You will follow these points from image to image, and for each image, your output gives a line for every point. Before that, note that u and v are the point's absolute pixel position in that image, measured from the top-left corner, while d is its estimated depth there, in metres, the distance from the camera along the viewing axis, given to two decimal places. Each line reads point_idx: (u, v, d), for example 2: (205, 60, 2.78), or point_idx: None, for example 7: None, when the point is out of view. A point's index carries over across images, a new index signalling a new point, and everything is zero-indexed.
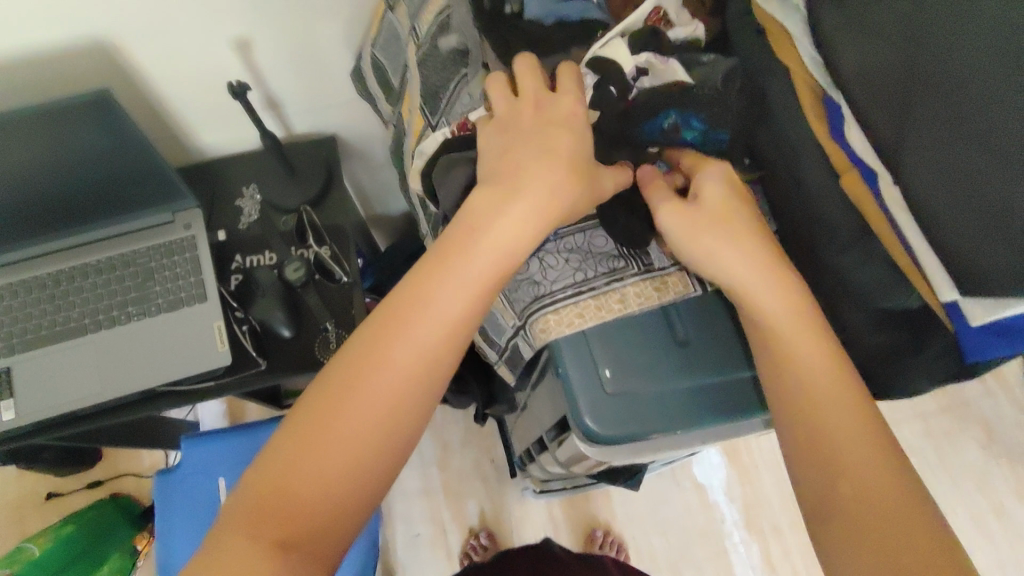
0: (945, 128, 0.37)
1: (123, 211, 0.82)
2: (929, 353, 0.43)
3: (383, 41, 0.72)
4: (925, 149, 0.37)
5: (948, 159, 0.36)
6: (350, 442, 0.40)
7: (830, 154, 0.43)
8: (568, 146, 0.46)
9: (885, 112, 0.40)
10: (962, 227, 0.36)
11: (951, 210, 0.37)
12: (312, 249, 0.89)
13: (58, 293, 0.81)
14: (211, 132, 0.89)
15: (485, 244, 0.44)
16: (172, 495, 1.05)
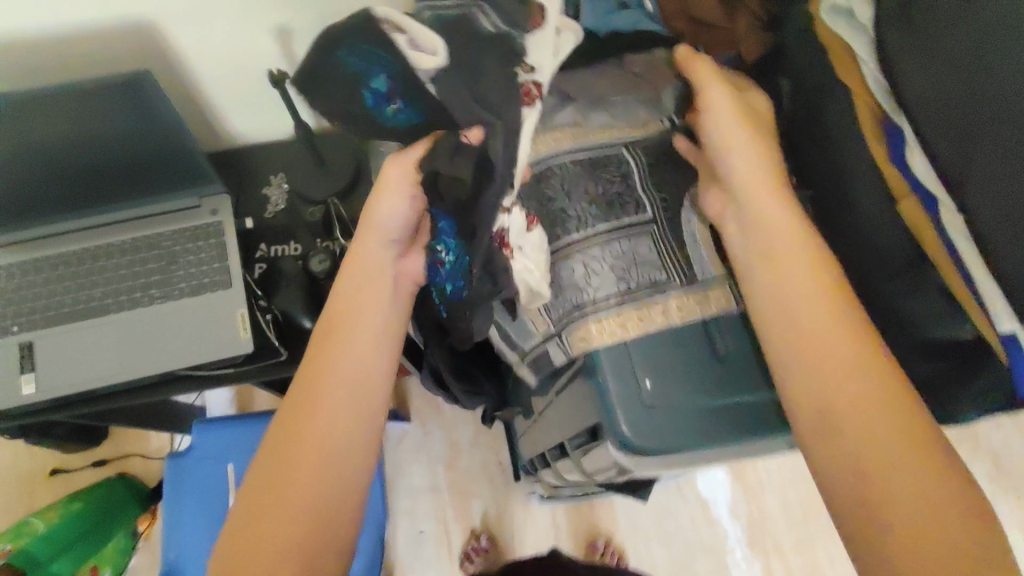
0: (1003, 142, 0.36)
1: (152, 192, 0.82)
2: (978, 383, 0.44)
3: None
4: (994, 179, 0.36)
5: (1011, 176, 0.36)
6: (306, 473, 0.48)
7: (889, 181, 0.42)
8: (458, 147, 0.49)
9: (939, 118, 0.38)
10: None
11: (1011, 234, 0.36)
12: (339, 242, 0.89)
13: (83, 271, 0.81)
14: (243, 119, 0.89)
15: (365, 325, 0.54)
16: (181, 479, 1.05)
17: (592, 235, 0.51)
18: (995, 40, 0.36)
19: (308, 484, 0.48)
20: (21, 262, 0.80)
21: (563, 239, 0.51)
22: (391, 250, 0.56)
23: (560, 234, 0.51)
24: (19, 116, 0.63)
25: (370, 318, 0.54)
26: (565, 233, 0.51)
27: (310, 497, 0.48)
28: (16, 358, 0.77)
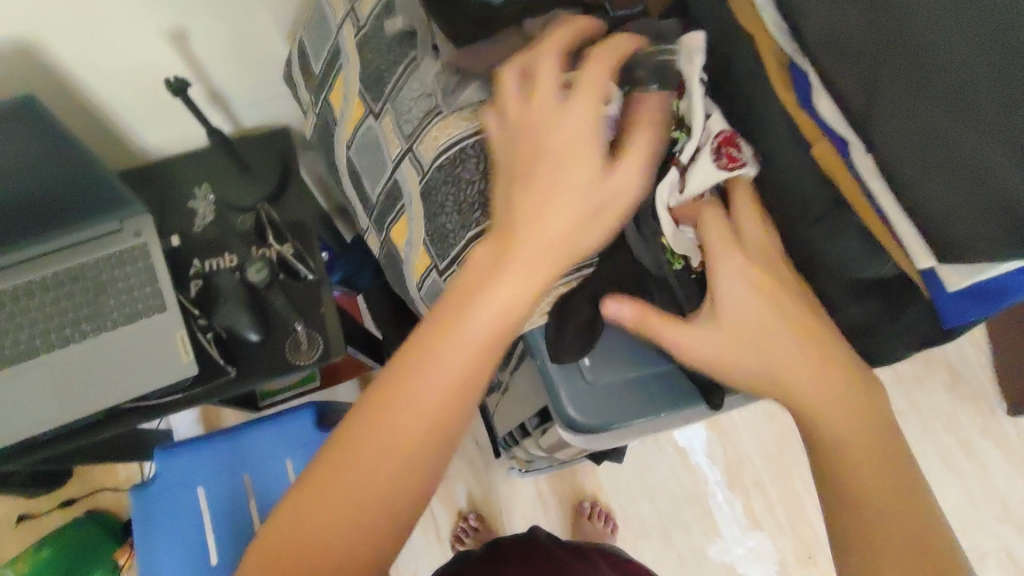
0: (897, 85, 0.35)
1: (64, 221, 0.77)
2: (910, 307, 0.43)
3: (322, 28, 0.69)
4: (899, 115, 0.36)
5: (910, 117, 0.35)
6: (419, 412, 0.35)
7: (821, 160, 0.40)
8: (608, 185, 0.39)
9: (833, 69, 0.39)
10: (944, 203, 0.35)
11: (925, 177, 0.35)
12: (273, 248, 0.85)
13: (4, 314, 0.76)
14: (154, 132, 0.84)
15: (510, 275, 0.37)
16: (152, 507, 1.03)
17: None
18: None
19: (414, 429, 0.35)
20: None
21: (481, 221, 0.49)
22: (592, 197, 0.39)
23: (479, 218, 0.49)
24: None
25: (518, 265, 0.37)
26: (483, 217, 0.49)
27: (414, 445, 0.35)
28: None
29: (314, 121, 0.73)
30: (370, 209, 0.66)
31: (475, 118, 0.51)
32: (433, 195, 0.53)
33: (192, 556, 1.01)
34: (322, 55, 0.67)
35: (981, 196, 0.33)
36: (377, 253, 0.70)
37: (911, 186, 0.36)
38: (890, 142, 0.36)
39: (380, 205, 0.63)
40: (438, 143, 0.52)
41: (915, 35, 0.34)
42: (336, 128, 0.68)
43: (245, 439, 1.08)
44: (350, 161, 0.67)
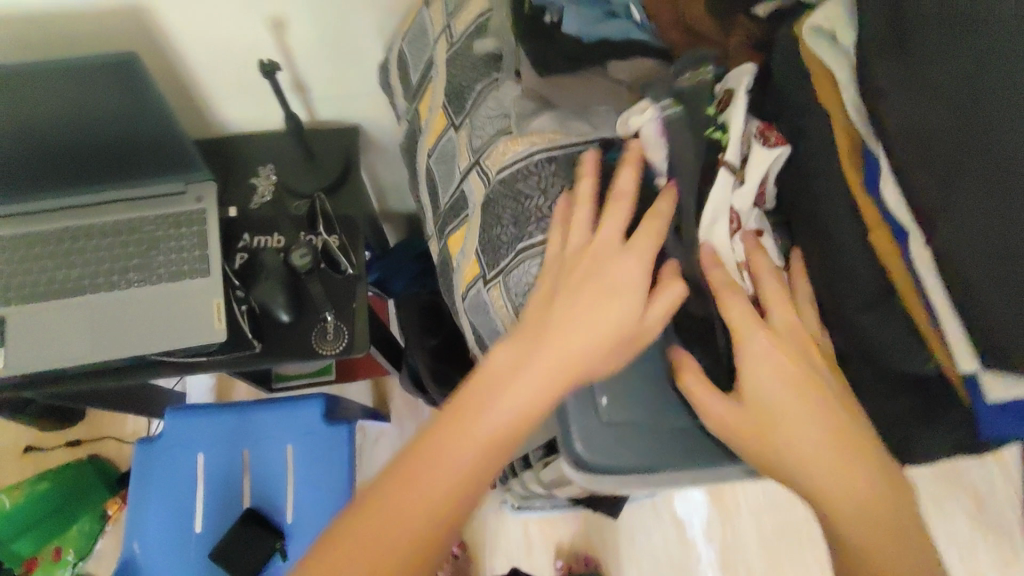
0: (971, 188, 0.34)
1: (137, 174, 0.81)
2: (941, 414, 0.42)
3: (412, 39, 0.72)
4: (970, 218, 0.34)
5: (986, 224, 0.34)
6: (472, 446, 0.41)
7: (874, 245, 0.40)
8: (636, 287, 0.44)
9: (908, 159, 0.37)
10: (1006, 317, 0.34)
11: (989, 287, 0.34)
12: (321, 237, 0.88)
13: (62, 250, 0.81)
14: (235, 108, 0.88)
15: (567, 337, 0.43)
16: (150, 464, 1.05)
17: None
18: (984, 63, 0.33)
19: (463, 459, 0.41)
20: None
21: (535, 237, 0.51)
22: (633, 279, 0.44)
23: (532, 232, 0.51)
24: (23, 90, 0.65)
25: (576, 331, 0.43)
26: (536, 231, 0.51)
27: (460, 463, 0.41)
28: None
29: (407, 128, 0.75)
30: (432, 213, 0.68)
31: (543, 141, 0.51)
32: (492, 206, 0.54)
33: (179, 521, 1.03)
34: (417, 63, 0.70)
35: None
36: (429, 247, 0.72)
37: (972, 292, 0.35)
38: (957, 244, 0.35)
39: (443, 208, 0.64)
40: (504, 159, 0.53)
41: (999, 138, 0.32)
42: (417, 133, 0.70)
43: (253, 417, 1.09)
44: (425, 168, 0.69)
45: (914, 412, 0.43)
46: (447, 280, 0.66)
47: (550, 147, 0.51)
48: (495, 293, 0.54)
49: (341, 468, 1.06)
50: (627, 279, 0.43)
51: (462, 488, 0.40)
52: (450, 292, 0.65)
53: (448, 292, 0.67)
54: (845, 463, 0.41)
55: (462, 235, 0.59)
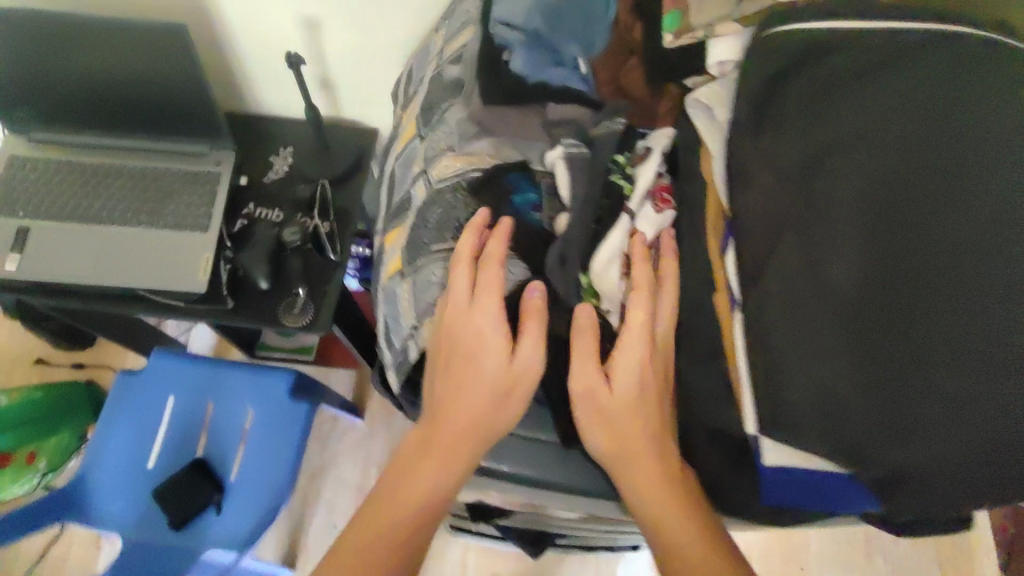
0: (806, 280, 0.42)
1: (166, 132, 0.91)
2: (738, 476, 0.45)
3: (419, 56, 0.79)
4: (793, 304, 0.42)
5: (804, 311, 0.41)
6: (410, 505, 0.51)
7: (718, 307, 0.47)
8: (494, 336, 0.48)
9: (762, 241, 0.45)
10: (808, 393, 0.41)
11: (797, 364, 0.41)
12: (315, 221, 0.96)
13: (92, 182, 0.92)
14: (270, 93, 0.99)
15: (459, 395, 0.49)
16: (125, 395, 1.14)
17: None
18: (822, 190, 0.42)
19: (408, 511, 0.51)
20: (44, 160, 0.92)
21: (447, 243, 0.56)
22: (500, 329, 0.49)
23: (446, 238, 0.56)
24: (87, 37, 0.77)
25: (469, 393, 0.49)
26: (451, 238, 0.55)
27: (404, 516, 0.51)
28: (12, 236, 0.89)
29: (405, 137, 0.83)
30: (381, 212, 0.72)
31: (477, 164, 0.57)
32: (423, 211, 0.58)
33: (135, 452, 1.10)
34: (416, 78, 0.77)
35: (821, 397, 0.40)
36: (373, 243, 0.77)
37: (784, 363, 0.42)
38: (779, 321, 0.42)
39: (389, 208, 0.69)
40: (444, 172, 0.57)
41: (821, 247, 0.42)
42: (396, 142, 0.77)
43: (224, 374, 1.16)
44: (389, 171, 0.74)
45: (722, 470, 0.46)
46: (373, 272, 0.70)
47: (480, 169, 0.57)
48: (406, 286, 0.58)
49: (289, 438, 1.11)
50: (493, 332, 0.48)
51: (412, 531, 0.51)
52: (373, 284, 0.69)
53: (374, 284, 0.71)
54: (678, 490, 0.45)
55: (397, 233, 0.64)
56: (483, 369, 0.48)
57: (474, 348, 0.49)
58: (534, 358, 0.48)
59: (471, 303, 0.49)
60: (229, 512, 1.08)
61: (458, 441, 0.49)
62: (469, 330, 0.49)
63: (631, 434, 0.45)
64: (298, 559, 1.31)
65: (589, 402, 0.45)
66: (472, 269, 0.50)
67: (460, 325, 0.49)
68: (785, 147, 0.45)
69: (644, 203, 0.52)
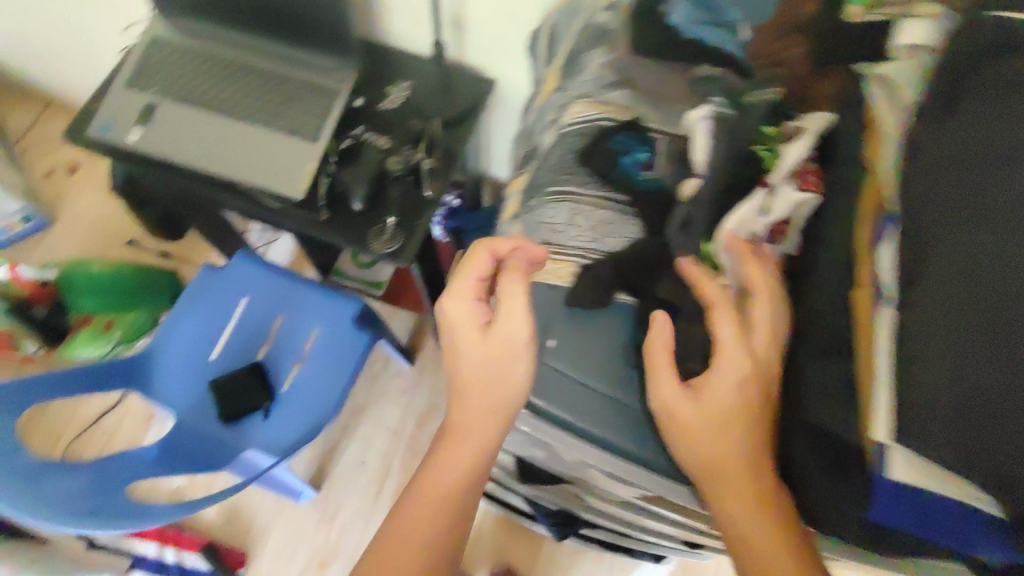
0: (975, 268, 0.34)
1: (296, 40, 0.92)
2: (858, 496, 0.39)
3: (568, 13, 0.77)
4: (946, 291, 0.35)
5: (963, 301, 0.34)
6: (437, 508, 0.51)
7: (855, 302, 0.41)
8: (476, 333, 0.50)
9: (919, 222, 0.38)
10: (948, 395, 0.33)
11: (942, 361, 0.34)
12: (419, 155, 0.96)
13: (222, 76, 0.95)
14: (402, 24, 0.99)
15: (462, 385, 0.51)
16: (204, 287, 1.18)
17: (589, 192, 0.52)
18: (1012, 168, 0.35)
19: (433, 514, 0.51)
20: (184, 46, 0.95)
21: (564, 186, 0.53)
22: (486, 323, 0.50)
23: (564, 180, 0.53)
24: None
25: (466, 379, 0.50)
26: (570, 181, 0.53)
27: (428, 520, 0.51)
28: (140, 109, 0.93)
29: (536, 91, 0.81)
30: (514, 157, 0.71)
31: (607, 113, 0.55)
32: (547, 154, 0.56)
33: (200, 343, 1.14)
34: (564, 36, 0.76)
35: (974, 400, 0.33)
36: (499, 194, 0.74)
37: (927, 360, 0.35)
38: (926, 314, 0.36)
39: (520, 153, 0.67)
40: (575, 116, 0.56)
41: (982, 246, 0.34)
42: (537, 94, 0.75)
43: (299, 291, 1.19)
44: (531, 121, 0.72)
45: (825, 470, 0.41)
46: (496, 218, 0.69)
47: (612, 118, 0.54)
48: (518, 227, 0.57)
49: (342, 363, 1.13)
50: (473, 329, 0.50)
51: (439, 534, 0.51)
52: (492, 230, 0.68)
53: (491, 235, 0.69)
54: (768, 512, 0.42)
55: (520, 176, 0.62)
56: (476, 356, 0.50)
57: (466, 344, 0.50)
58: (520, 329, 0.47)
59: (462, 305, 0.51)
60: (273, 420, 1.10)
61: (472, 429, 0.50)
62: (461, 324, 0.51)
63: (717, 449, 0.43)
64: (324, 485, 1.33)
65: (674, 418, 0.43)
66: (473, 273, 0.51)
67: (450, 322, 0.51)
68: (960, 119, 0.38)
69: (787, 176, 0.47)
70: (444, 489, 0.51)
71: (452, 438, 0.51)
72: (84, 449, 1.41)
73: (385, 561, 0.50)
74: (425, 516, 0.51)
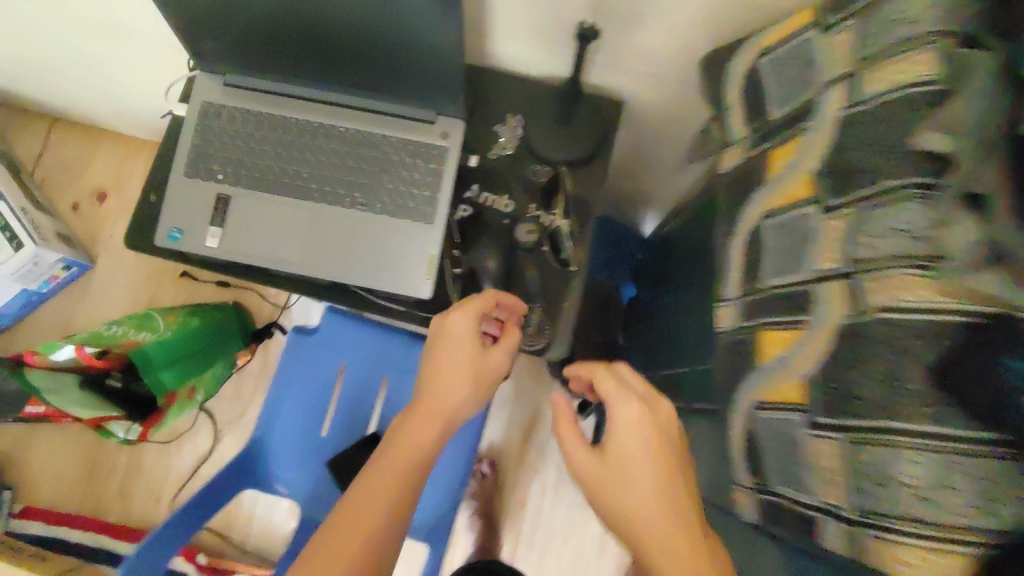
0: None
1: (394, 94, 0.72)
2: None
3: (785, 60, 0.55)
4: None
5: None
6: (388, 493, 0.58)
7: None
8: (467, 351, 0.66)
9: None
10: None
11: None
12: (553, 216, 0.77)
13: (297, 145, 0.75)
14: (507, 48, 0.75)
15: (443, 391, 0.64)
16: (298, 356, 1.05)
17: (961, 440, 0.39)
18: None
19: (382, 501, 0.57)
20: (244, 109, 0.75)
21: (911, 424, 0.40)
22: (472, 350, 0.66)
23: (895, 410, 0.41)
24: None
25: (453, 383, 0.64)
26: (915, 417, 0.40)
27: (381, 503, 0.57)
28: (212, 206, 0.76)
29: (738, 161, 0.61)
30: (752, 291, 0.57)
31: (957, 300, 0.40)
32: (860, 348, 0.43)
33: (307, 418, 1.04)
34: (784, 105, 0.55)
35: None
36: (726, 327, 0.61)
37: None
38: None
39: (775, 301, 0.53)
40: (899, 296, 0.41)
41: None
42: (756, 191, 0.57)
43: (397, 346, 1.06)
44: (764, 236, 0.56)
45: None
46: (742, 382, 0.55)
47: (968, 311, 0.40)
48: (830, 447, 0.44)
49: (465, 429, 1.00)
50: (463, 352, 0.66)
51: (386, 519, 0.57)
52: (741, 398, 0.55)
53: (736, 399, 0.56)
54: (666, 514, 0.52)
55: (792, 350, 0.49)
56: (461, 373, 0.65)
57: (449, 354, 0.66)
58: (500, 363, 0.68)
59: (462, 334, 0.66)
60: (406, 492, 1.01)
61: (433, 423, 0.63)
62: (453, 342, 0.66)
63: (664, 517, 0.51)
64: None
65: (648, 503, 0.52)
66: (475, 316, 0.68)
67: (446, 337, 0.66)
68: None
69: None
70: (393, 474, 0.59)
71: (413, 436, 0.61)
72: None
73: (342, 531, 0.55)
74: (381, 503, 0.57)
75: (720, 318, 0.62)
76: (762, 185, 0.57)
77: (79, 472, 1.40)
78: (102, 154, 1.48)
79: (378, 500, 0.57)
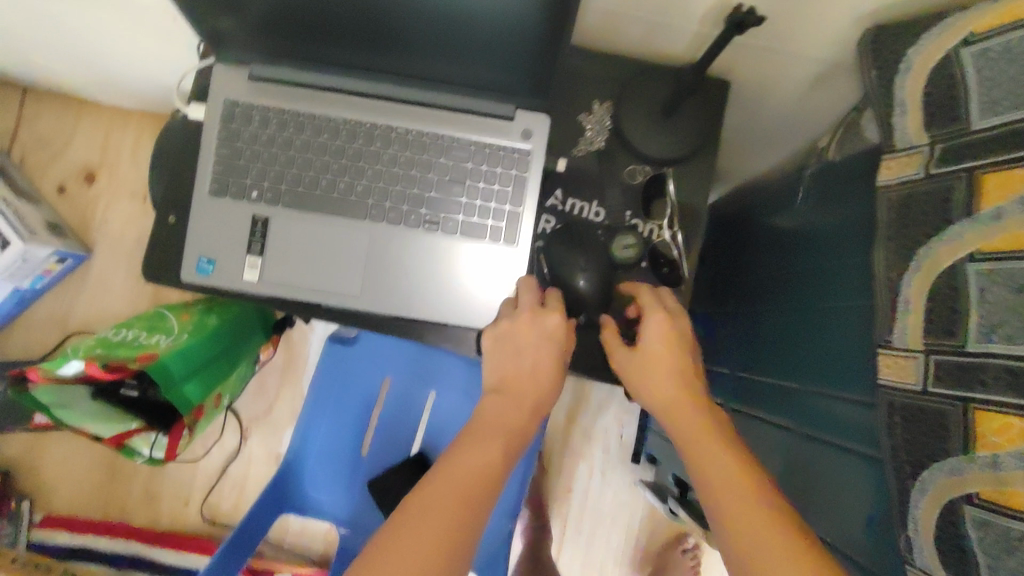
0: None
1: (458, 86, 0.58)
2: None
3: (1011, 57, 0.44)
4: None
5: None
6: (469, 476, 0.51)
7: None
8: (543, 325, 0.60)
9: None
10: None
11: None
12: (655, 226, 0.66)
13: (350, 152, 0.63)
14: (601, 20, 0.61)
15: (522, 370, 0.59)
16: (336, 371, 0.94)
17: None
18: None
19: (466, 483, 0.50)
20: (285, 111, 0.62)
21: None
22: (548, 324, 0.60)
23: None
24: None
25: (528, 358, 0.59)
26: None
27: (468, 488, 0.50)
28: (247, 231, 0.64)
29: (914, 168, 0.49)
30: (948, 353, 0.45)
31: None
32: None
33: (346, 438, 0.95)
34: (992, 116, 0.44)
35: None
36: (896, 386, 0.48)
37: None
38: None
39: (998, 378, 0.42)
40: None
41: None
42: (955, 223, 0.45)
43: (439, 355, 0.96)
44: (962, 285, 0.44)
45: None
46: (935, 465, 0.45)
47: None
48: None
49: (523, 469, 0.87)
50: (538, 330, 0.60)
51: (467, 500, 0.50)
52: (937, 485, 0.45)
53: (924, 485, 0.46)
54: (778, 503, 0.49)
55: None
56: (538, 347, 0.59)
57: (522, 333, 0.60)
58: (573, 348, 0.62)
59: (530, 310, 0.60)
60: None
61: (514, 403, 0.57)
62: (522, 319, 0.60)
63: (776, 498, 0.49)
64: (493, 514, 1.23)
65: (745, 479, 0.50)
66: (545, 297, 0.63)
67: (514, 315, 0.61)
68: None
69: None
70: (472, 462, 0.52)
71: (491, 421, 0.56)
72: (221, 502, 1.32)
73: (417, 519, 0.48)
74: (461, 488, 0.50)
75: (881, 368, 0.50)
76: (964, 217, 0.45)
77: (98, 475, 1.31)
78: (83, 128, 1.31)
79: (458, 487, 0.50)
